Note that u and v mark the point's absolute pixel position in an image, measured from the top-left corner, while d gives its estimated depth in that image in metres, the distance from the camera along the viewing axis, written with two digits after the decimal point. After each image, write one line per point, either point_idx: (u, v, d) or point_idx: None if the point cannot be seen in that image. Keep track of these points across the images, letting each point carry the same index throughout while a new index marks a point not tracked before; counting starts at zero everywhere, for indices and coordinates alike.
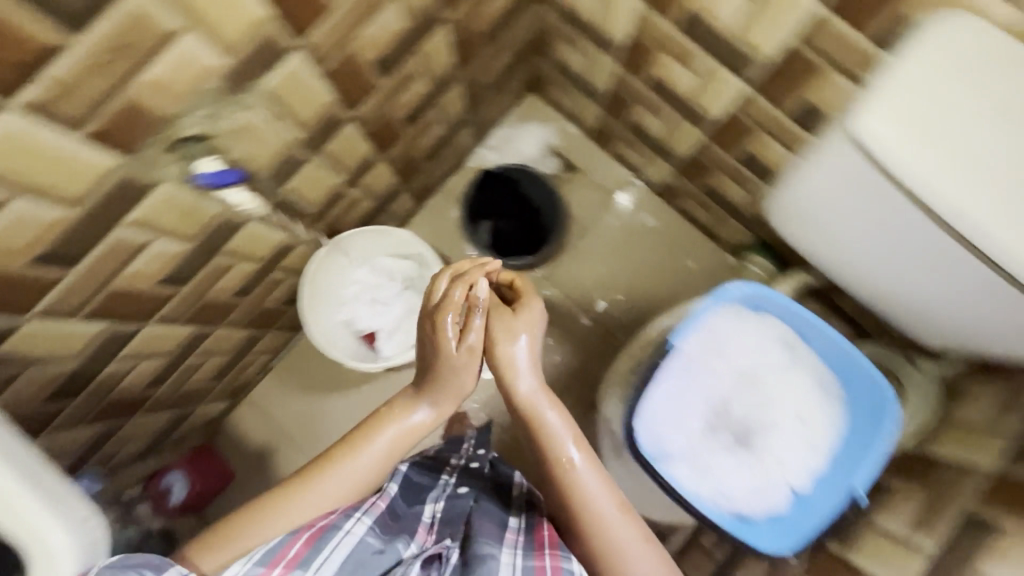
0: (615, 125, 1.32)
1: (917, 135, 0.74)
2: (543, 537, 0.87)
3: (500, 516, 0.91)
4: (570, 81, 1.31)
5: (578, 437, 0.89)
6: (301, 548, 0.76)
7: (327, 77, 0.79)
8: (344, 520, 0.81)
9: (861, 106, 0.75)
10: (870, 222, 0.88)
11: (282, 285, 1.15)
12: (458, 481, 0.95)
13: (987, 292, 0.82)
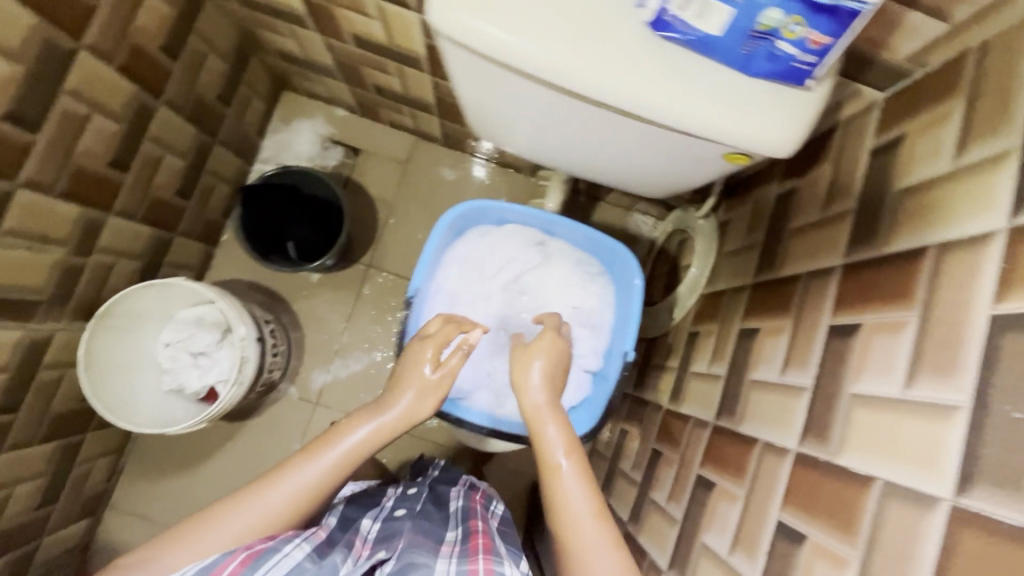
0: (369, 97, 1.26)
1: (491, 11, 0.54)
2: (478, 543, 0.67)
3: (437, 532, 0.71)
4: (304, 70, 1.24)
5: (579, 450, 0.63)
6: (239, 564, 0.56)
7: None
8: (281, 542, 0.60)
9: (430, 4, 0.54)
10: (512, 104, 0.68)
11: (65, 381, 0.99)
12: (396, 505, 0.77)
13: (628, 126, 0.62)
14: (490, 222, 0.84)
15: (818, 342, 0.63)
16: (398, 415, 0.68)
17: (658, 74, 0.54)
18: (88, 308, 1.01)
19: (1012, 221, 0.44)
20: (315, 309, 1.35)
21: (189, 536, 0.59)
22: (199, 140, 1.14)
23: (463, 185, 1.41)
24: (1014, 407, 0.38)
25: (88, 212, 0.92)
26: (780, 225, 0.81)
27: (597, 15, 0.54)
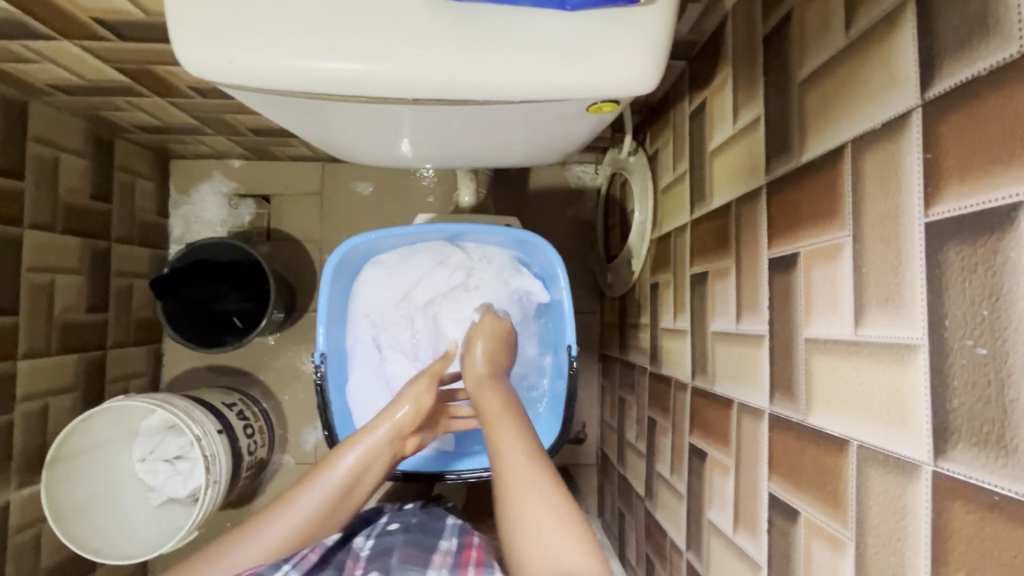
0: (253, 140, 1.16)
1: (248, 39, 0.43)
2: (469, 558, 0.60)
3: (429, 544, 0.64)
4: (174, 135, 1.13)
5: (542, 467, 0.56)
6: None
7: None
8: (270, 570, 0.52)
9: (176, 50, 0.44)
10: (358, 122, 0.58)
11: (43, 536, 0.96)
12: (390, 520, 0.70)
13: (479, 109, 0.54)
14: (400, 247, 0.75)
15: (763, 280, 0.54)
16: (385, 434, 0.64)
17: (468, 46, 0.44)
18: (40, 456, 0.97)
19: (921, 99, 0.34)
20: (282, 372, 1.29)
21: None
22: (91, 247, 1.06)
23: (387, 197, 1.31)
24: (977, 342, 0.30)
25: None
26: (700, 150, 0.70)
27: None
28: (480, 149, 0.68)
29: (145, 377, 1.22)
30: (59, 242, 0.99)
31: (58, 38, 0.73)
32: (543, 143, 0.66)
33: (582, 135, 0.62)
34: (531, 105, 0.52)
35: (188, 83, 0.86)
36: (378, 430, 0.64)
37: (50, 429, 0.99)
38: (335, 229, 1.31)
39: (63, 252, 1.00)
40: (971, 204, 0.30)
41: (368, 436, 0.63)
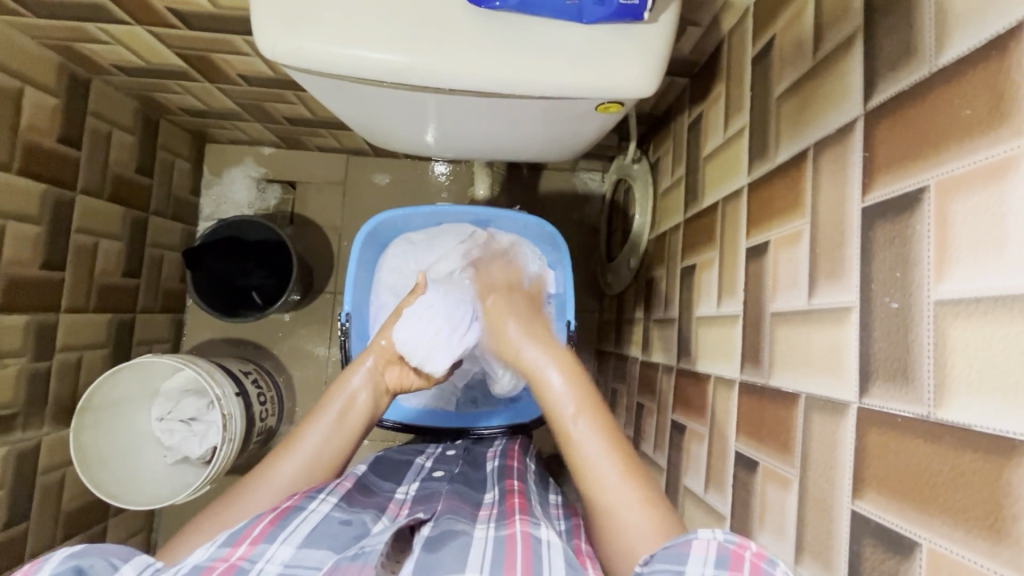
0: (286, 129, 1.25)
1: (320, 32, 0.52)
2: (514, 505, 0.60)
3: (474, 497, 0.67)
4: (215, 120, 1.22)
5: (594, 399, 0.60)
6: (268, 524, 0.52)
7: None
8: (306, 500, 0.56)
9: (256, 35, 0.52)
10: (396, 109, 0.67)
11: (66, 480, 1.02)
12: (435, 466, 0.77)
13: (503, 103, 0.62)
14: (425, 225, 0.83)
15: (741, 266, 0.61)
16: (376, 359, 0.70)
17: (499, 46, 0.53)
18: (70, 405, 1.04)
19: (863, 109, 0.42)
20: (295, 348, 1.36)
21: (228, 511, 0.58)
22: (131, 216, 1.15)
23: (406, 190, 1.40)
24: (892, 298, 0.37)
25: (35, 316, 0.94)
26: (696, 157, 0.78)
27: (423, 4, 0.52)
28: (500, 142, 0.77)
29: (167, 344, 1.30)
30: (106, 210, 1.08)
31: (132, 24, 0.82)
32: (557, 141, 0.74)
33: (590, 134, 0.71)
34: (547, 102, 0.60)
35: (240, 71, 0.95)
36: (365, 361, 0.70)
37: (80, 381, 1.06)
38: (354, 217, 1.39)
39: (108, 219, 1.09)
40: (894, 190, 0.38)
41: (352, 371, 0.69)
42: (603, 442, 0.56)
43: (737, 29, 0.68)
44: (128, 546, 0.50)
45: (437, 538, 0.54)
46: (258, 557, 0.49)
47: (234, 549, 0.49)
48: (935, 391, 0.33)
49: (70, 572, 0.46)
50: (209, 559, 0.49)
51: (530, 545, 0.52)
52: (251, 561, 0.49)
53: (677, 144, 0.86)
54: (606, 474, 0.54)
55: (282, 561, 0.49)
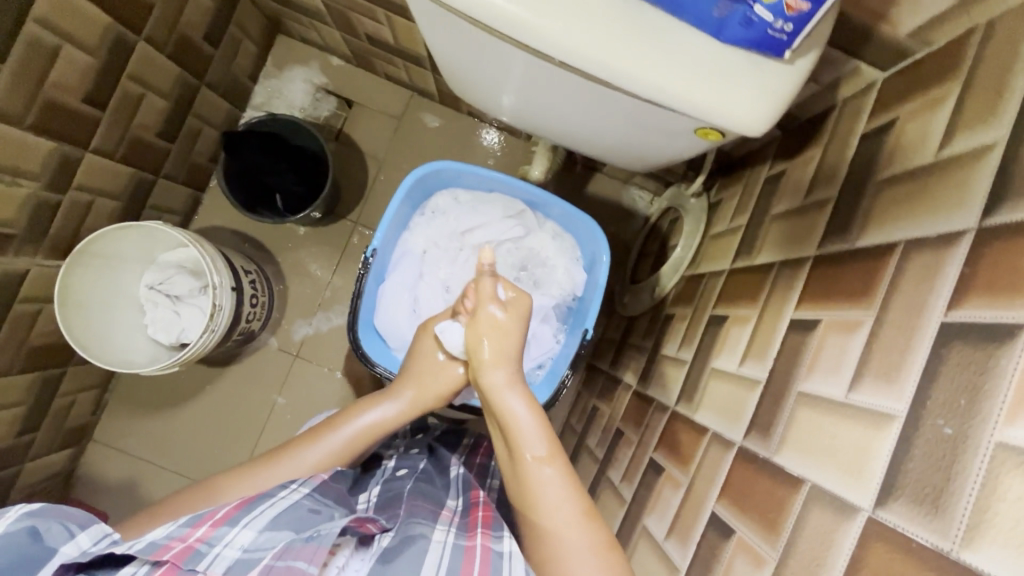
0: (362, 46, 1.21)
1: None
2: (477, 517, 0.64)
3: (437, 497, 0.70)
4: (296, 12, 1.18)
5: (555, 441, 0.61)
6: (232, 509, 0.58)
7: None
8: (275, 488, 0.62)
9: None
10: (489, 61, 0.64)
11: (41, 315, 1.01)
12: (397, 467, 0.79)
13: (602, 95, 0.60)
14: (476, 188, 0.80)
15: (779, 334, 0.60)
16: (401, 406, 0.72)
17: (631, 36, 0.50)
18: (67, 245, 1.02)
19: (979, 223, 0.40)
20: (300, 262, 1.34)
21: (239, 481, 0.65)
22: (184, 80, 1.11)
23: (458, 147, 1.37)
24: (946, 422, 0.36)
25: (62, 147, 0.91)
26: (763, 213, 0.76)
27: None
28: (579, 129, 0.73)
29: (177, 216, 1.27)
30: (163, 66, 1.04)
31: None
32: (638, 148, 0.71)
33: (672, 149, 0.67)
34: (646, 108, 0.58)
35: None
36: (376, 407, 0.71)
37: (85, 224, 1.04)
38: (399, 156, 1.37)
39: (162, 75, 1.05)
40: (986, 315, 0.36)
41: (380, 401, 0.72)
42: (562, 487, 0.58)
43: (853, 101, 0.65)
44: (87, 514, 0.53)
45: (393, 547, 0.59)
46: (216, 540, 0.54)
47: (193, 530, 0.54)
48: (966, 531, 0.33)
49: (23, 532, 0.49)
50: (166, 538, 0.53)
51: (481, 563, 0.56)
52: (208, 543, 0.53)
53: (748, 194, 0.84)
54: (560, 515, 0.56)
55: (240, 546, 0.54)
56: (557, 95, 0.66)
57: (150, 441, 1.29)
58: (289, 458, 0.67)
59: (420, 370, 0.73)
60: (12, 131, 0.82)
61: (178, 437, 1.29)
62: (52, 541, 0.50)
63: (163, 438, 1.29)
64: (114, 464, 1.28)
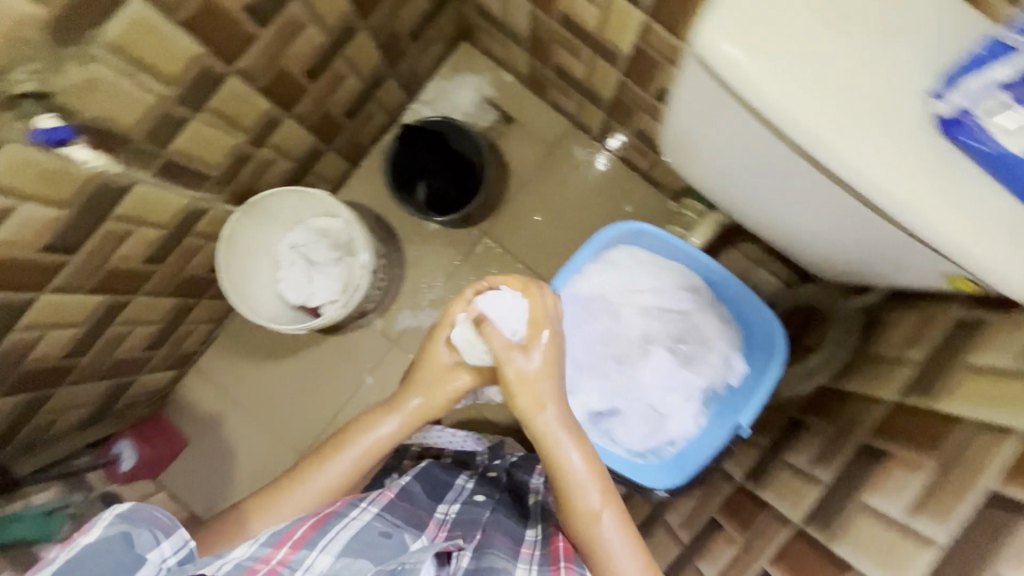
0: (544, 72, 1.24)
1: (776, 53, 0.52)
2: (560, 553, 0.70)
3: (515, 529, 0.75)
4: (494, 29, 1.23)
5: (610, 490, 0.70)
6: (308, 529, 0.61)
7: (203, 21, 0.73)
8: (347, 508, 0.67)
9: (704, 18, 0.53)
10: (735, 149, 0.65)
11: (203, 251, 1.08)
12: (476, 489, 0.82)
13: (844, 213, 0.60)
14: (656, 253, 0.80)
15: (969, 502, 0.57)
16: (403, 419, 0.77)
17: (937, 180, 0.51)
18: (243, 193, 1.09)
19: None
20: (422, 256, 1.38)
21: (286, 489, 0.73)
22: (380, 69, 1.18)
23: (600, 186, 1.39)
24: None
25: (274, 110, 0.98)
26: (948, 357, 0.73)
27: (886, 103, 0.52)
28: (784, 225, 0.74)
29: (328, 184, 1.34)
30: (371, 53, 1.11)
31: None
32: (846, 260, 0.71)
33: (885, 271, 0.67)
34: (897, 237, 0.58)
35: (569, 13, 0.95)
36: (389, 419, 0.77)
37: (262, 178, 1.11)
38: (541, 181, 1.39)
39: (367, 62, 1.12)
40: None
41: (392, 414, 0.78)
42: (620, 535, 0.68)
43: None
44: (172, 517, 0.52)
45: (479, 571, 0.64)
46: (297, 564, 0.56)
47: (275, 552, 0.56)
48: None
49: (117, 540, 0.48)
50: (250, 559, 0.54)
51: None
52: (290, 566, 0.56)
53: (926, 328, 0.81)
54: (621, 561, 0.67)
55: (321, 571, 0.56)
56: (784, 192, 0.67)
57: (244, 382, 1.36)
58: (321, 467, 0.74)
59: (428, 382, 0.79)
60: (247, 91, 0.89)
61: (270, 387, 1.36)
62: (141, 549, 0.49)
63: (255, 383, 1.36)
64: (207, 394, 1.35)
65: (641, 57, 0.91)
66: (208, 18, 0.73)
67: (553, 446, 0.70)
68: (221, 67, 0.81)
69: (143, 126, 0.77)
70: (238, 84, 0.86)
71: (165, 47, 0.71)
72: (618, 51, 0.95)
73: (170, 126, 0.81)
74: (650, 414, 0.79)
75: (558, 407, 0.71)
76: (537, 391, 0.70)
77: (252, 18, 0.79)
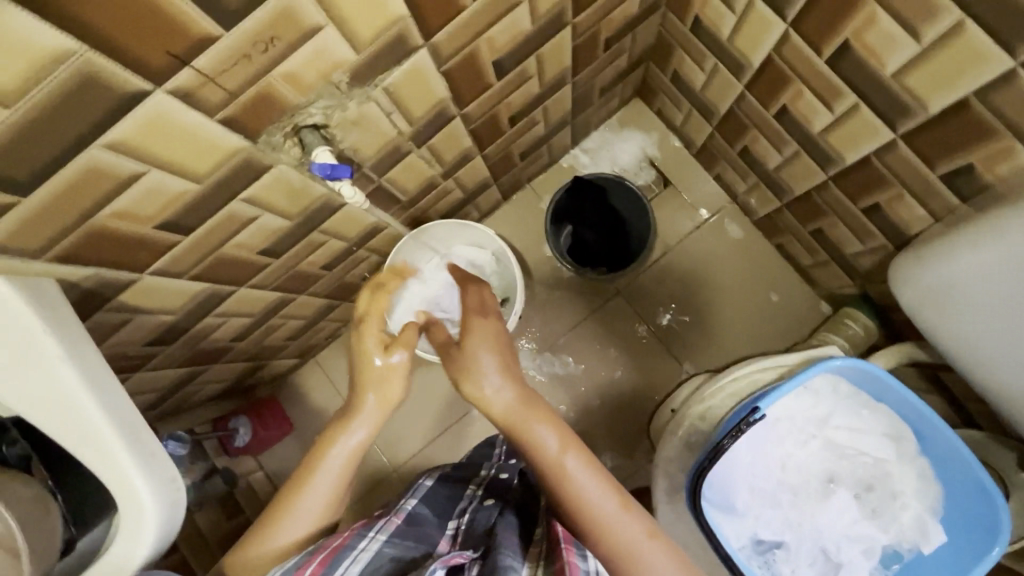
0: (722, 147, 1.21)
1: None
2: (560, 534, 0.74)
3: (526, 528, 0.79)
4: (683, 99, 1.21)
5: (574, 441, 0.77)
6: (315, 565, 0.68)
7: (460, 72, 0.75)
8: (355, 539, 0.73)
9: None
10: (1004, 299, 0.68)
11: (364, 261, 1.13)
12: (485, 496, 0.89)
13: None
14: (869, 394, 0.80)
15: None
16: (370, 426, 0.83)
17: None
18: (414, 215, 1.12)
19: None
20: (551, 300, 1.38)
21: (284, 520, 0.77)
22: (564, 118, 1.18)
23: (748, 270, 1.34)
24: None
25: (472, 148, 1.00)
26: None
27: None
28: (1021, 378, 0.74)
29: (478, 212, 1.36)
30: (565, 104, 1.11)
31: (784, 21, 0.80)
32: None
33: None
34: None
35: (792, 110, 0.91)
36: (359, 431, 0.82)
37: (434, 204, 1.13)
38: (687, 252, 1.36)
39: (558, 112, 1.13)
40: None
41: (363, 421, 0.83)
42: (597, 483, 0.74)
43: None
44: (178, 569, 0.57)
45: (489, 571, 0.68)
46: None
47: None
48: None
49: None
50: None
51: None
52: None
53: None
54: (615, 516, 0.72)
55: None
56: None
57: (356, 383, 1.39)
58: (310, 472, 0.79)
59: (373, 380, 0.86)
60: (462, 131, 0.91)
61: None
62: None
63: None
64: (318, 386, 1.40)
65: (865, 168, 0.87)
66: (464, 69, 0.75)
67: (519, 426, 0.79)
68: (454, 111, 0.83)
69: (375, 155, 0.79)
70: (458, 125, 0.88)
71: (422, 92, 0.73)
72: (839, 158, 0.90)
73: (393, 157, 0.84)
74: (821, 556, 0.80)
75: (493, 353, 0.84)
76: (520, 422, 0.79)
77: (496, 70, 0.81)
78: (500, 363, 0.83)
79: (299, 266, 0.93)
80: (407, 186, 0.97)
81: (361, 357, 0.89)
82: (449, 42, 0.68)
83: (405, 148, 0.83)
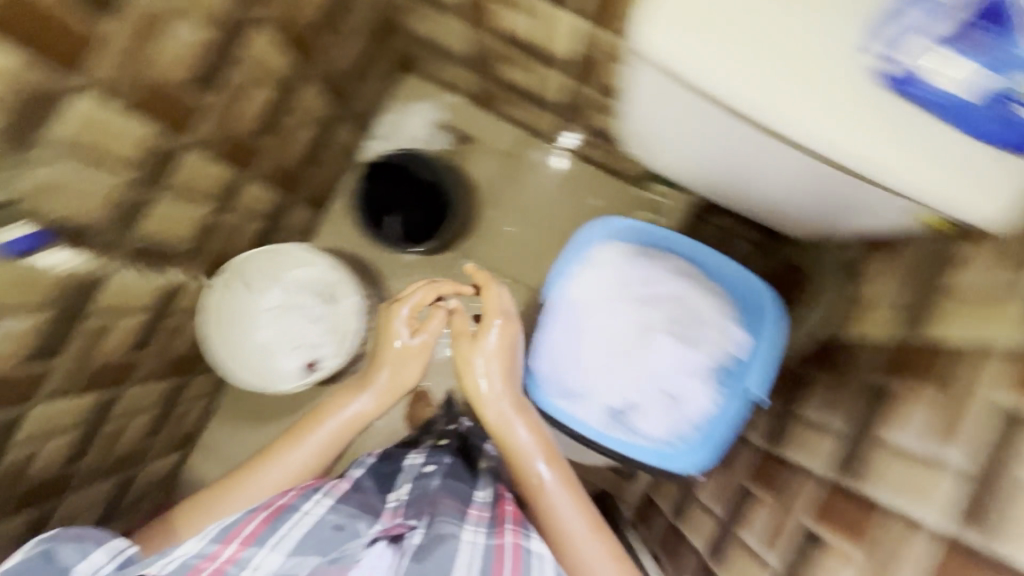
0: (483, 84, 1.27)
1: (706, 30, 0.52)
2: (506, 512, 0.73)
3: (467, 494, 0.76)
4: (436, 56, 1.25)
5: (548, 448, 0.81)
6: (258, 526, 0.67)
7: (154, 102, 0.72)
8: (300, 501, 0.71)
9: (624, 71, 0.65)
10: (692, 142, 0.70)
11: (186, 327, 1.07)
12: (426, 462, 0.83)
13: (819, 175, 0.63)
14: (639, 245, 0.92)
15: (977, 422, 0.60)
16: (375, 398, 0.88)
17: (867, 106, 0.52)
18: (217, 261, 1.07)
19: None
20: (407, 288, 1.38)
21: (235, 489, 0.80)
22: (332, 114, 1.18)
23: (568, 188, 1.41)
24: None
25: (235, 174, 0.97)
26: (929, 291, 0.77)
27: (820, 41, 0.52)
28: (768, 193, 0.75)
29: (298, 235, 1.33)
30: (320, 99, 1.10)
31: None
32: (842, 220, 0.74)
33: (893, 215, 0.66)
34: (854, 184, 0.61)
35: (507, 28, 0.97)
36: (355, 399, 0.88)
37: (234, 243, 1.10)
38: (509, 193, 1.41)
39: (318, 110, 1.12)
40: None
41: (359, 391, 0.88)
42: (556, 482, 0.78)
43: None
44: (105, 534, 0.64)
45: (426, 546, 0.66)
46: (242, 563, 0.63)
47: (222, 549, 0.64)
48: None
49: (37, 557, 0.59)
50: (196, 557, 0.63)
51: (516, 555, 0.66)
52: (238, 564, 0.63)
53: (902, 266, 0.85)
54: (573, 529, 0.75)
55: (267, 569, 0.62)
56: (755, 165, 0.68)
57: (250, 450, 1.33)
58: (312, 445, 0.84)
59: (393, 359, 0.89)
60: (208, 161, 0.88)
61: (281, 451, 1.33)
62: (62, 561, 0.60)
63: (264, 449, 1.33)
64: (213, 469, 1.32)
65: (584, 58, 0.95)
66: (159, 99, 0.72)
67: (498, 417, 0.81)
68: (178, 143, 0.80)
69: (107, 214, 0.75)
70: (197, 156, 0.85)
71: (121, 135, 0.70)
72: (564, 57, 0.97)
73: (134, 211, 0.79)
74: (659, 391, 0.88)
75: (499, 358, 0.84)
76: (511, 419, 0.81)
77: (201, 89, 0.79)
78: (510, 361, 0.85)
79: (95, 357, 0.87)
80: (180, 235, 0.93)
81: (383, 333, 0.91)
82: (114, 76, 0.65)
83: (142, 197, 0.80)
